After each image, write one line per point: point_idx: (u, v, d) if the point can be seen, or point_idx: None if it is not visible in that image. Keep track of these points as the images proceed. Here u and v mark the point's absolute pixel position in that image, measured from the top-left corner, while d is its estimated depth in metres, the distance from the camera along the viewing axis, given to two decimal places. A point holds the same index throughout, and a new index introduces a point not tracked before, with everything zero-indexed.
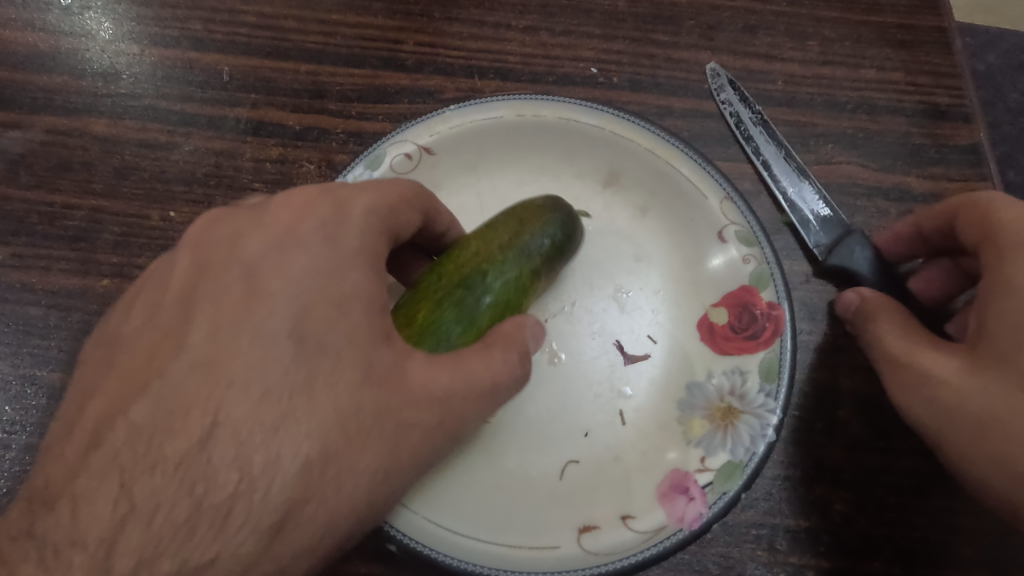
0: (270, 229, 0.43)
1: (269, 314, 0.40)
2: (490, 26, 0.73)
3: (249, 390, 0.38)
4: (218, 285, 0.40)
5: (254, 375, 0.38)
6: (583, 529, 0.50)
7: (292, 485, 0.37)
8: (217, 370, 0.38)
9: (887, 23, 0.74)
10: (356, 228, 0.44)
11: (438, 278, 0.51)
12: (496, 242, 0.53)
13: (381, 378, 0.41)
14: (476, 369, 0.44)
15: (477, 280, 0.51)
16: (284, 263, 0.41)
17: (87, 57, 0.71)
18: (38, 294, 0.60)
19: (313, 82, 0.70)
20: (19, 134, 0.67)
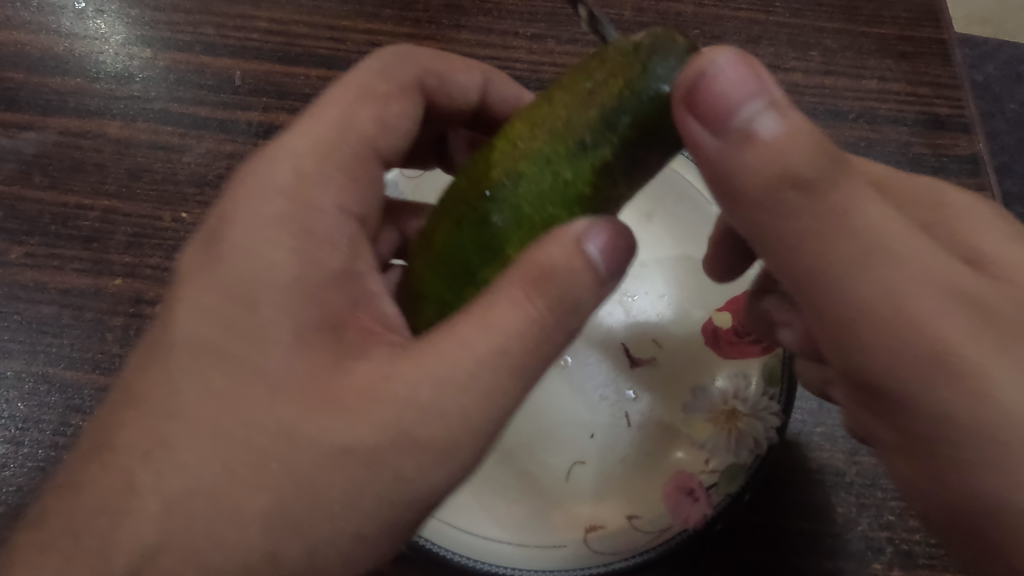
0: (227, 239, 0.38)
1: (232, 341, 0.35)
2: (498, 33, 0.74)
3: (200, 438, 0.33)
4: (177, 318, 0.36)
5: (217, 420, 0.33)
6: (589, 529, 0.51)
7: (270, 520, 0.32)
8: (170, 418, 0.34)
9: (888, 35, 0.76)
10: (332, 191, 0.41)
11: (471, 176, 0.39)
12: (552, 119, 0.37)
13: (332, 388, 0.34)
14: (470, 342, 0.34)
15: (524, 171, 0.36)
16: (243, 267, 0.37)
17: (101, 60, 0.72)
18: (50, 293, 0.60)
19: (323, 87, 0.71)
20: (33, 135, 0.68)
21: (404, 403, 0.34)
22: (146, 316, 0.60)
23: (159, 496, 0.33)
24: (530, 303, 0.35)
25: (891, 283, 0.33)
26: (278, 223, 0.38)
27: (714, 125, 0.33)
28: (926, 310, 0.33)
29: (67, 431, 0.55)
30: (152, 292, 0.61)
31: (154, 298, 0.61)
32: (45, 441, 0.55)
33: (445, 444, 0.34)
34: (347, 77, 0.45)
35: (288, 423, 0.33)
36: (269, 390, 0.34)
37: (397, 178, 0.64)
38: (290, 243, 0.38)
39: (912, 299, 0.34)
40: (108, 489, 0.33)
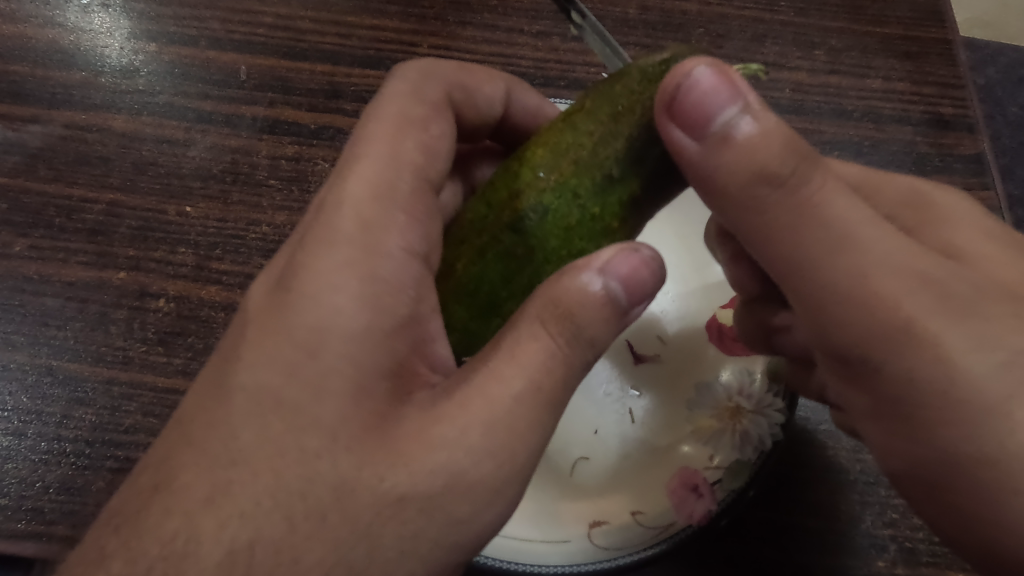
0: (294, 283, 0.36)
1: (296, 389, 0.34)
2: (503, 30, 0.75)
3: (263, 483, 0.33)
4: (238, 362, 0.35)
5: (278, 469, 0.33)
6: (593, 524, 0.51)
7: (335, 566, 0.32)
8: (231, 465, 0.33)
9: (893, 34, 0.76)
10: (395, 232, 0.39)
11: (498, 205, 0.43)
12: (575, 154, 0.40)
13: (389, 437, 0.34)
14: (506, 386, 0.35)
15: (551, 201, 0.40)
16: (305, 313, 0.36)
17: (107, 54, 0.72)
18: (54, 286, 0.60)
19: (328, 82, 0.71)
20: (38, 128, 0.68)
21: (454, 441, 0.34)
22: (150, 309, 0.60)
23: (217, 539, 0.32)
24: (553, 340, 0.36)
25: (865, 274, 0.36)
26: (342, 265, 0.37)
27: (695, 130, 0.35)
28: (902, 299, 0.36)
29: (70, 423, 0.55)
30: (156, 285, 0.61)
31: (158, 292, 0.61)
32: (48, 433, 0.55)
33: (496, 482, 0.35)
34: (383, 106, 0.43)
35: (349, 473, 0.33)
36: (328, 435, 0.34)
37: None
38: (356, 286, 0.37)
39: (888, 289, 0.36)
40: (159, 524, 0.33)
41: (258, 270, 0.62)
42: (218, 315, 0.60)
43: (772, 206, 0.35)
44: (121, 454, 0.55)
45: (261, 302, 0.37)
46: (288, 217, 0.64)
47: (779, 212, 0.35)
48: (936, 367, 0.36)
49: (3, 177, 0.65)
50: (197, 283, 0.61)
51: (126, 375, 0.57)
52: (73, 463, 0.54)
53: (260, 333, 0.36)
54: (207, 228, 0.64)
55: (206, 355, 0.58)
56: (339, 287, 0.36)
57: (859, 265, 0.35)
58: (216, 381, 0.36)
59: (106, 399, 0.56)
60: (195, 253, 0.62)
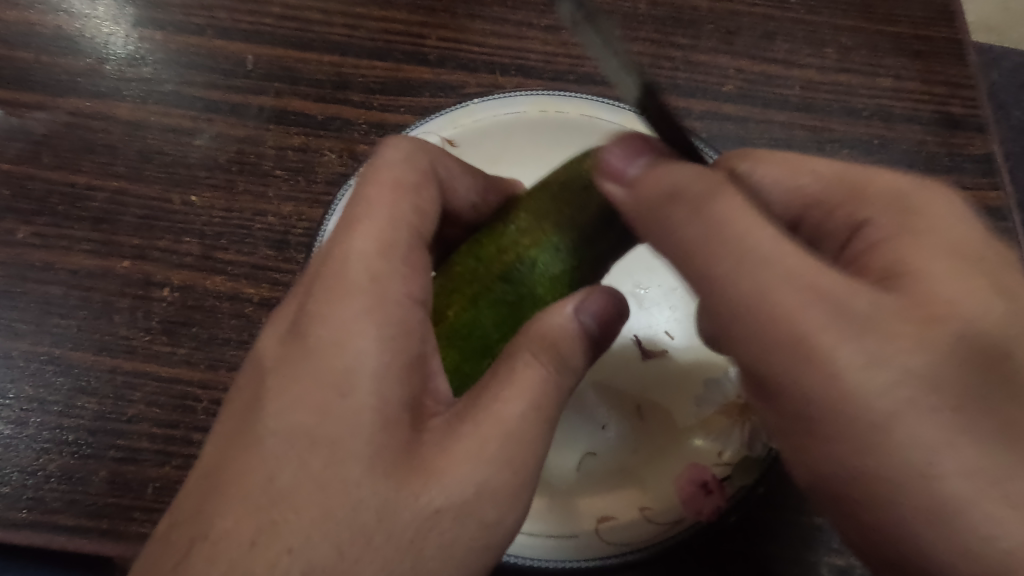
0: (314, 331, 0.36)
1: (328, 428, 0.34)
2: (512, 23, 0.74)
3: (301, 521, 0.32)
4: (266, 408, 0.35)
5: (319, 505, 0.33)
6: (601, 520, 0.50)
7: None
8: (268, 508, 0.33)
9: (903, 33, 0.75)
10: (400, 279, 0.37)
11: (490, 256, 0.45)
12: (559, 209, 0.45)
13: (418, 465, 0.34)
14: (517, 411, 0.35)
15: (541, 253, 0.44)
16: (331, 356, 0.35)
17: (113, 42, 0.72)
18: (58, 274, 0.60)
19: (336, 73, 0.71)
20: (42, 115, 0.67)
21: (475, 462, 0.34)
22: (154, 298, 0.60)
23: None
24: (542, 370, 0.37)
25: (768, 289, 0.35)
26: (362, 310, 0.36)
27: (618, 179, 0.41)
28: (801, 313, 0.35)
29: (73, 412, 0.55)
30: (161, 274, 0.61)
31: (163, 281, 0.60)
32: (50, 422, 0.54)
33: (518, 488, 0.35)
34: (377, 162, 0.42)
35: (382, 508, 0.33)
36: (363, 468, 0.33)
37: None
38: (375, 329, 0.36)
39: (789, 301, 0.35)
40: (205, 570, 0.32)
41: (264, 260, 0.62)
42: (223, 305, 0.59)
43: (680, 225, 0.37)
44: (124, 444, 0.54)
45: (284, 347, 0.36)
46: (295, 208, 0.64)
47: (693, 224, 0.37)
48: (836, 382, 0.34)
49: (7, 163, 0.65)
50: (202, 273, 0.61)
51: (130, 364, 0.57)
52: (75, 452, 0.54)
53: (287, 377, 0.35)
54: (212, 217, 0.63)
55: (210, 345, 0.58)
56: (363, 328, 0.36)
57: (766, 279, 0.35)
58: (244, 428, 0.35)
59: (110, 387, 0.56)
60: (201, 243, 0.62)
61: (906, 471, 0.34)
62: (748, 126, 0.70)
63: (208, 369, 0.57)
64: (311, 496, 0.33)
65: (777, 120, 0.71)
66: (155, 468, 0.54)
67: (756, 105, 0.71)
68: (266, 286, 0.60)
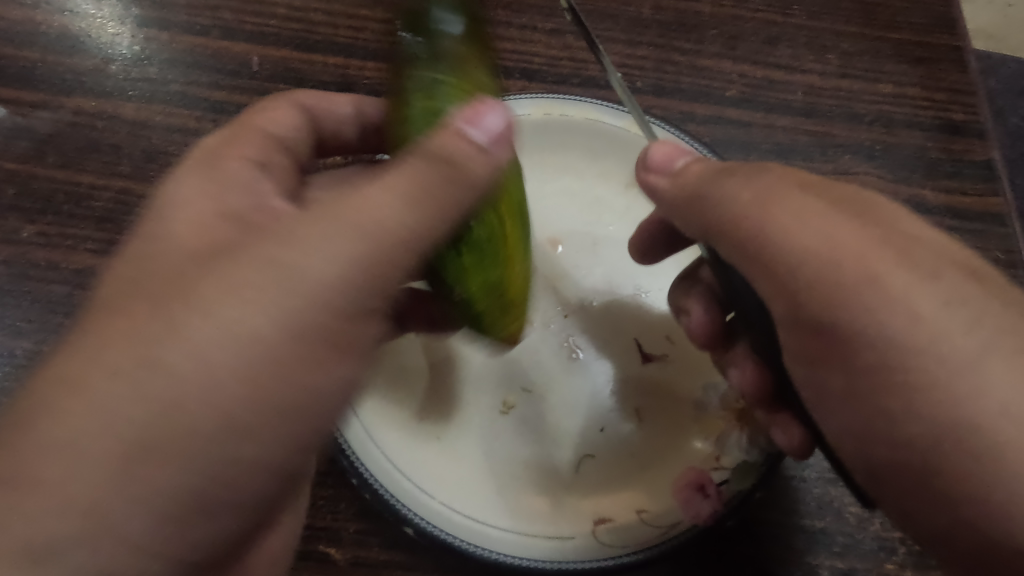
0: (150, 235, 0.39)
1: (160, 281, 0.35)
2: (517, 27, 0.74)
3: (141, 362, 0.33)
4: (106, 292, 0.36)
5: (165, 327, 0.33)
6: (598, 521, 0.50)
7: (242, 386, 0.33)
8: (122, 359, 0.33)
9: (905, 40, 0.76)
10: (247, 186, 0.42)
11: None
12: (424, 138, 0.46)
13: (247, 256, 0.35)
14: (368, 208, 0.35)
15: None
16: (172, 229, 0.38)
17: (117, 42, 0.72)
18: (62, 273, 0.60)
19: (341, 75, 0.71)
20: (47, 114, 0.67)
21: (325, 238, 0.35)
22: None
23: (127, 418, 0.32)
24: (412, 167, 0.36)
25: (833, 243, 0.40)
26: (194, 202, 0.40)
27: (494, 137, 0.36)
28: (869, 256, 0.39)
29: None
30: None
31: None
32: None
33: (384, 223, 0.35)
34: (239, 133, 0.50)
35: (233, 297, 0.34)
36: (196, 297, 0.34)
37: None
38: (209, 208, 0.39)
39: (870, 257, 0.39)
40: (54, 431, 0.32)
41: None
42: None
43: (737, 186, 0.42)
44: None
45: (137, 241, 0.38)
46: None
47: (742, 191, 0.42)
48: (887, 325, 0.39)
49: (12, 162, 0.65)
50: None
51: None
52: None
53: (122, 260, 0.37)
54: None
55: None
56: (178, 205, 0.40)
57: (829, 236, 0.40)
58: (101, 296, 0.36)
59: None
60: None
61: (955, 405, 0.39)
62: (751, 131, 0.71)
63: None
64: (170, 300, 0.34)
65: (779, 125, 0.71)
66: None
67: (758, 110, 0.72)
68: None
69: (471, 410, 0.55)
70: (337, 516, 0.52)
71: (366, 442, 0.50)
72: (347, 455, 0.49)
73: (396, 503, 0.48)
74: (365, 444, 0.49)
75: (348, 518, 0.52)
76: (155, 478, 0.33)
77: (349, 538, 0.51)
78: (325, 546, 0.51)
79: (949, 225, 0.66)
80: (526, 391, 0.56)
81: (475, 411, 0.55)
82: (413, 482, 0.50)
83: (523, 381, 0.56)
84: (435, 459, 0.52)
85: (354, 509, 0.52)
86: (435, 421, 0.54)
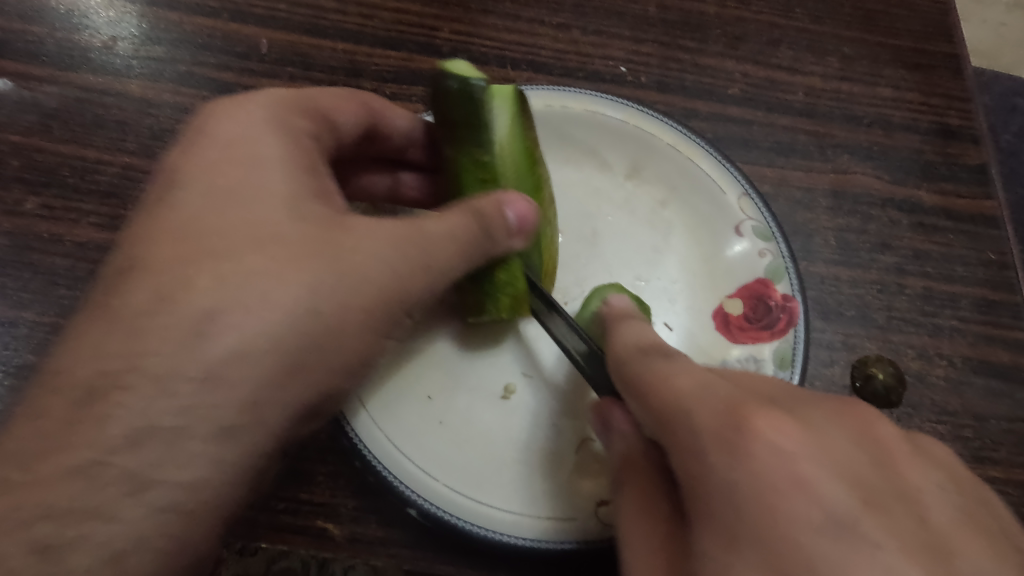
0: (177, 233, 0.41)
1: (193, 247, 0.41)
2: (524, 20, 0.75)
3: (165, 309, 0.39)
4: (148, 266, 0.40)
5: (191, 289, 0.39)
6: (600, 503, 0.50)
7: (200, 343, 0.38)
8: (160, 301, 0.39)
9: (903, 46, 0.77)
10: (232, 180, 0.44)
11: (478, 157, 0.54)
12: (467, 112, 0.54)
13: (286, 252, 0.41)
14: (367, 244, 0.43)
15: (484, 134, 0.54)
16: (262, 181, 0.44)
17: (127, 21, 0.72)
18: (65, 245, 0.60)
19: (348, 60, 0.71)
20: (54, 89, 0.67)
21: (375, 247, 0.43)
22: None
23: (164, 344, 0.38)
24: (457, 218, 0.47)
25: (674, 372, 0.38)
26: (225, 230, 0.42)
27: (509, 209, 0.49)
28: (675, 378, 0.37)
29: None
30: None
31: None
32: None
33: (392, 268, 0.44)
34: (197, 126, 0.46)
35: (364, 259, 0.43)
36: (230, 275, 0.40)
37: None
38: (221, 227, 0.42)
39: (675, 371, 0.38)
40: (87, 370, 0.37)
41: None
42: None
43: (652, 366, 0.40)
44: None
45: (218, 152, 0.45)
46: None
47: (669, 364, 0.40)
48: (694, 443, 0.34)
49: (16, 135, 0.65)
50: None
51: None
52: None
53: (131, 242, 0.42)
54: None
55: None
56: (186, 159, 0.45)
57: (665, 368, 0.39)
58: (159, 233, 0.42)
59: None
60: None
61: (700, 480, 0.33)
62: (752, 129, 0.72)
63: None
64: (178, 251, 0.41)
65: (780, 124, 0.72)
66: None
67: (759, 109, 0.73)
68: None
69: (471, 393, 0.55)
70: (336, 492, 0.52)
71: (375, 433, 0.50)
72: (378, 470, 0.49)
73: (400, 484, 0.48)
74: (383, 447, 0.49)
75: (347, 495, 0.52)
76: (155, 396, 0.37)
77: (347, 515, 0.52)
78: (323, 522, 0.51)
79: (943, 226, 0.67)
80: (526, 377, 0.57)
81: (472, 392, 0.55)
82: (414, 464, 0.50)
83: (522, 366, 0.57)
84: (434, 443, 0.52)
85: (352, 486, 0.52)
86: (436, 405, 0.54)
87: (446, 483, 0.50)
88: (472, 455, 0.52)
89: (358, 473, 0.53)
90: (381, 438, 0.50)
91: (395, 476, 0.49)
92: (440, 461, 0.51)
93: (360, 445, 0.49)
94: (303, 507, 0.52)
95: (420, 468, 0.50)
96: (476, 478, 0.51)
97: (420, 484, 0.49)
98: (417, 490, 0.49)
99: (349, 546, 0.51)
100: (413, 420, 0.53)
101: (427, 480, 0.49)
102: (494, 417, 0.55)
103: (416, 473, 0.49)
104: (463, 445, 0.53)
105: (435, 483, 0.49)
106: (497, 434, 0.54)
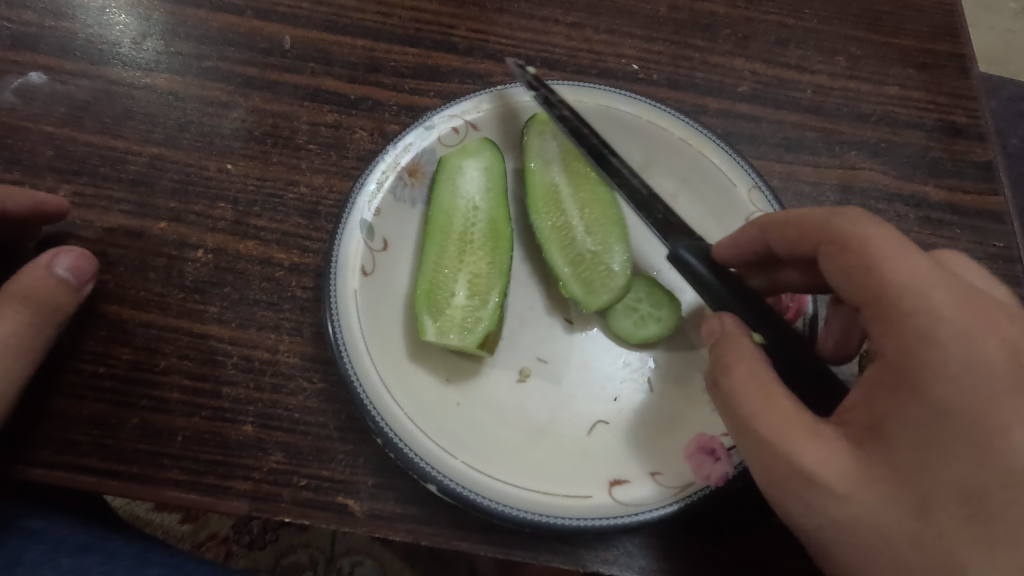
0: None
1: None
2: (539, 19, 0.77)
3: None
4: None
5: None
6: (613, 483, 0.52)
7: None
8: None
9: (910, 46, 0.79)
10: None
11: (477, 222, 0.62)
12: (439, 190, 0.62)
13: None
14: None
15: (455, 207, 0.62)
16: None
17: (153, 17, 0.74)
18: (97, 231, 0.62)
19: (369, 57, 0.74)
20: (85, 82, 0.69)
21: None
22: (188, 259, 0.62)
23: None
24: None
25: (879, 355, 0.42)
26: None
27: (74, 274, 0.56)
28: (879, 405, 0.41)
29: (105, 360, 0.57)
30: (196, 237, 0.63)
31: (197, 243, 0.62)
32: (83, 368, 0.56)
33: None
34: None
35: None
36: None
37: (435, 146, 0.62)
38: None
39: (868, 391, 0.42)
40: None
41: (295, 228, 0.64)
42: (254, 269, 0.62)
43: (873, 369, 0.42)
44: (154, 393, 0.56)
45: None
46: (326, 180, 0.67)
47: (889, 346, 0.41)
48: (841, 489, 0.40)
49: (49, 125, 0.67)
50: (235, 237, 0.63)
51: (160, 318, 0.59)
52: (107, 398, 0.55)
53: None
54: (246, 185, 0.66)
55: (241, 304, 0.60)
56: None
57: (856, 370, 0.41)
58: None
59: (143, 338, 0.58)
60: (235, 209, 0.64)
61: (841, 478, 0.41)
62: (761, 125, 0.73)
63: (238, 327, 0.59)
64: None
65: (789, 121, 0.74)
66: (184, 418, 0.55)
67: (768, 106, 0.75)
68: (296, 252, 0.63)
69: (488, 379, 0.57)
70: (356, 469, 0.54)
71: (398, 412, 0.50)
72: (397, 445, 0.49)
73: (420, 460, 0.49)
74: (404, 424, 0.50)
75: (366, 472, 0.54)
76: None
77: (366, 492, 0.53)
78: (343, 498, 0.53)
79: (949, 220, 0.69)
80: (541, 362, 0.59)
81: (488, 377, 0.57)
82: (435, 442, 0.50)
83: (538, 351, 0.59)
84: (452, 422, 0.53)
85: (372, 464, 0.54)
86: (454, 388, 0.56)
87: (466, 461, 0.51)
88: (489, 434, 0.54)
89: (378, 452, 0.55)
90: (402, 416, 0.50)
91: (416, 452, 0.49)
92: (459, 440, 0.52)
93: (381, 422, 0.49)
94: (323, 484, 0.54)
95: (440, 446, 0.50)
96: (493, 456, 0.52)
97: (440, 460, 0.49)
98: (439, 467, 0.49)
99: (368, 521, 0.53)
100: (434, 402, 0.54)
101: (447, 456, 0.50)
102: (510, 400, 0.57)
103: (438, 451, 0.50)
104: (481, 426, 0.54)
105: (456, 457, 0.50)
106: (513, 417, 0.56)
